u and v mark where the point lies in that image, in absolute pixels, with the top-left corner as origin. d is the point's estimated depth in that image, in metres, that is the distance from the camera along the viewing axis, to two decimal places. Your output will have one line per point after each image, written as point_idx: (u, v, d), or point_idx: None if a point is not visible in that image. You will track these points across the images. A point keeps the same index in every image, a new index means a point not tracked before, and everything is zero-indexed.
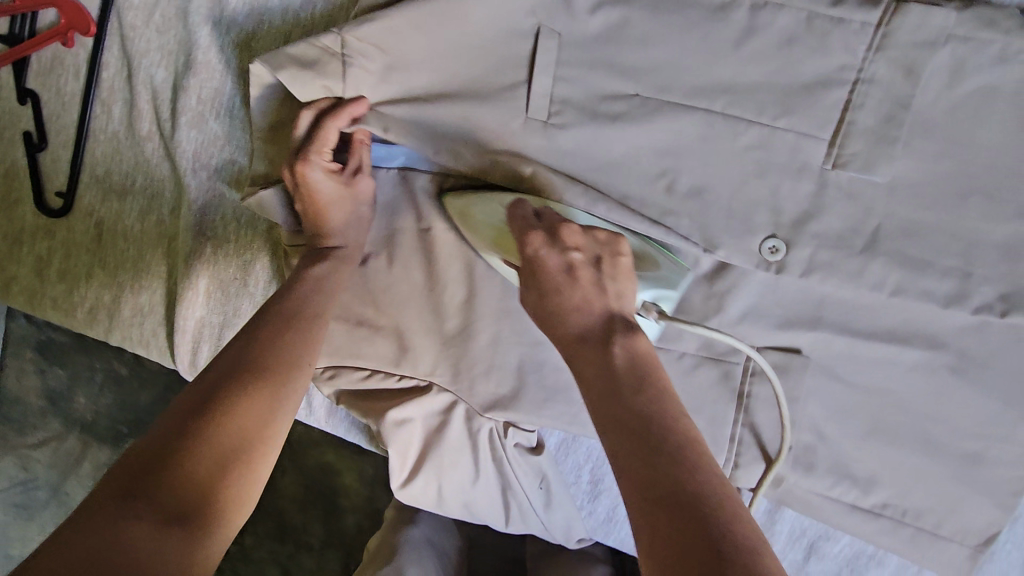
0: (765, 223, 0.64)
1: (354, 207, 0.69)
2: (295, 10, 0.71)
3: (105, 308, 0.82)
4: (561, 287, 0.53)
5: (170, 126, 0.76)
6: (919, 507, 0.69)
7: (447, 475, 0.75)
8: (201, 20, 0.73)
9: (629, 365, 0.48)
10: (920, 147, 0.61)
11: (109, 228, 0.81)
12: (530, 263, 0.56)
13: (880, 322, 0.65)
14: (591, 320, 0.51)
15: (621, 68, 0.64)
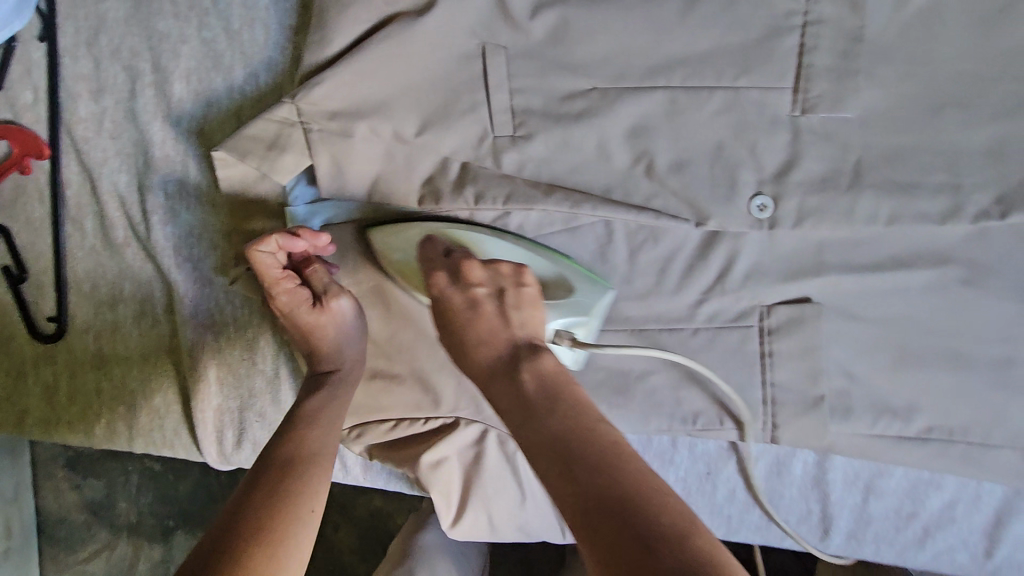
0: (749, 182, 0.64)
1: (333, 330, 0.69)
2: (240, 87, 0.72)
3: (122, 419, 0.82)
4: (458, 310, 0.58)
5: (143, 226, 0.76)
6: (965, 423, 0.67)
7: (494, 503, 0.75)
8: (153, 118, 0.74)
9: (539, 390, 0.50)
10: (882, 74, 0.61)
11: (108, 339, 0.80)
12: (438, 304, 0.59)
13: (882, 252, 0.65)
14: (490, 324, 0.55)
15: (573, 67, 0.64)
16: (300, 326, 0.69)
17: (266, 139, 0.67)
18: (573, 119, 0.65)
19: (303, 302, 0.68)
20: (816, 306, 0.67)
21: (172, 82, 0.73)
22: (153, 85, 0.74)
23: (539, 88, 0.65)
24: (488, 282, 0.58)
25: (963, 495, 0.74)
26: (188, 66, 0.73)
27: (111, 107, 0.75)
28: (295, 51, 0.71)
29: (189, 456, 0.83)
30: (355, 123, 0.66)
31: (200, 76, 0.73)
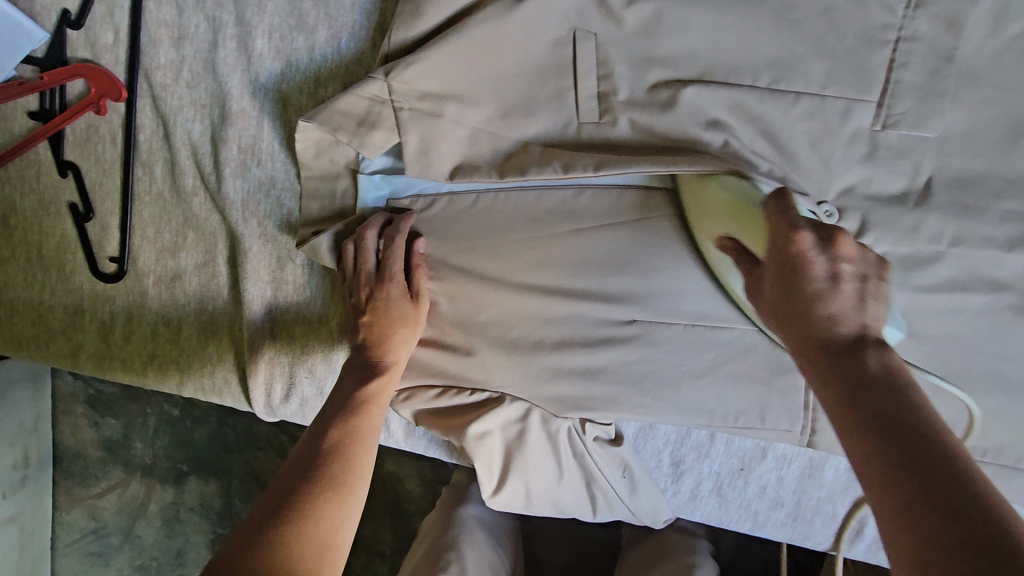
0: (819, 191, 0.65)
1: (415, 330, 0.72)
2: (323, 48, 0.73)
3: (176, 362, 0.84)
4: (823, 292, 0.46)
5: (213, 178, 0.77)
6: (999, 444, 0.70)
7: (534, 476, 0.78)
8: (232, 71, 0.75)
9: (891, 375, 0.42)
10: (968, 97, 0.62)
11: (168, 285, 0.82)
12: (790, 266, 0.48)
13: (943, 272, 0.65)
14: (853, 326, 0.45)
15: (661, 60, 0.65)
16: (381, 319, 0.72)
17: (355, 115, 0.69)
18: (654, 113, 0.65)
19: (395, 300, 0.71)
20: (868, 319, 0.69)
21: (254, 36, 0.74)
22: (234, 38, 0.74)
23: (624, 79, 0.66)
24: (848, 263, 0.47)
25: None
26: (271, 23, 0.73)
27: (192, 56, 0.76)
28: (380, 17, 0.71)
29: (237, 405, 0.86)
30: (445, 104, 0.67)
31: (282, 34, 0.73)
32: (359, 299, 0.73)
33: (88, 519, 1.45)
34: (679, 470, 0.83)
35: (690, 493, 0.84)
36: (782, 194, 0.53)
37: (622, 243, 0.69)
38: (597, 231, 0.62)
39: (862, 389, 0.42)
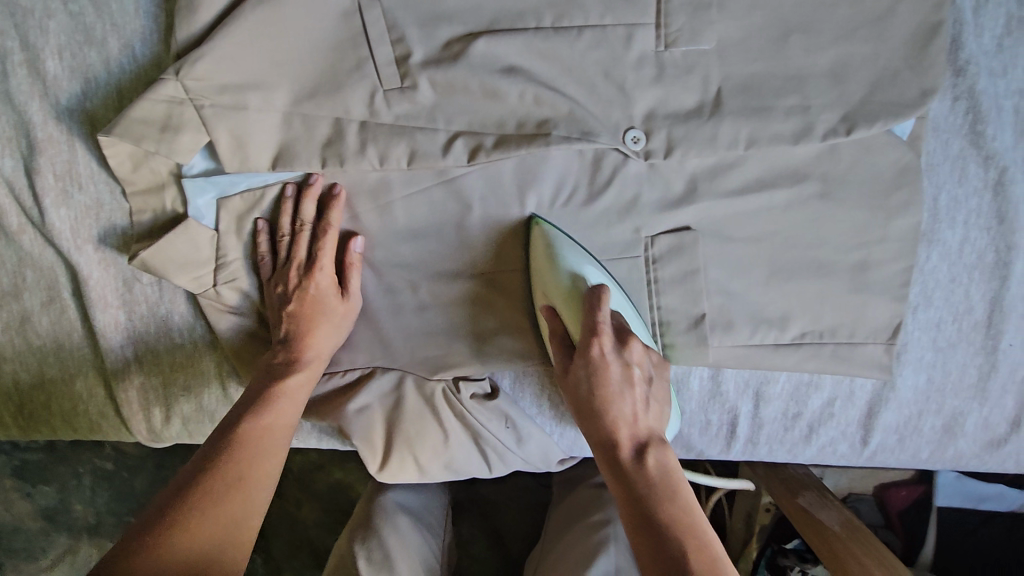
0: (621, 116, 0.70)
1: (337, 323, 0.78)
2: (114, 58, 0.73)
3: (43, 406, 0.86)
4: (616, 396, 0.64)
5: (48, 209, 0.77)
6: (831, 324, 0.78)
7: (420, 445, 0.82)
8: (27, 97, 0.74)
9: (661, 475, 0.63)
10: (732, 7, 0.69)
11: (36, 329, 0.83)
12: (595, 364, 0.65)
13: (749, 175, 0.74)
14: (639, 433, 0.65)
15: (449, 18, 0.70)
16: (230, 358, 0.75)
17: (158, 120, 0.70)
18: (457, 69, 0.69)
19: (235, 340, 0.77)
20: (686, 235, 0.76)
21: (55, 55, 0.73)
22: (33, 60, 0.73)
23: (426, 44, 0.70)
24: (637, 362, 0.66)
25: (827, 388, 0.89)
26: (57, 42, 0.73)
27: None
28: (165, 19, 0.73)
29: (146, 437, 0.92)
30: (247, 95, 0.70)
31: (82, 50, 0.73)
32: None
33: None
34: (558, 411, 0.89)
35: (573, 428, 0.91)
36: (598, 289, 0.67)
37: (451, 209, 0.77)
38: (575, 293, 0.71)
39: (653, 504, 0.62)
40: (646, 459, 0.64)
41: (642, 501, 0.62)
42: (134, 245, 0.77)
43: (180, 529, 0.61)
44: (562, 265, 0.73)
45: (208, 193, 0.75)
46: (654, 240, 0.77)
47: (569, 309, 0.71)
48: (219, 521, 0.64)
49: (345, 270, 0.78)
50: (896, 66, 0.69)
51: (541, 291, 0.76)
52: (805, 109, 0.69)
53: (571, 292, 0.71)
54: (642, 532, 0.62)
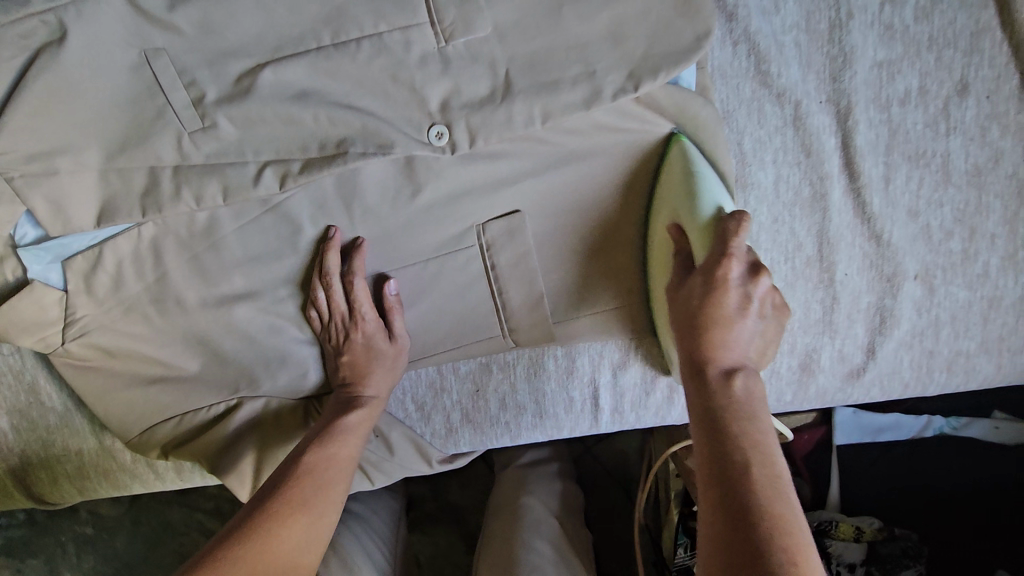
0: (767, 142, 0.73)
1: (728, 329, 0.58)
2: None
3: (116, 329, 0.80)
4: (725, 321, 0.55)
5: (189, 101, 0.74)
6: (933, 378, 0.78)
7: (482, 402, 0.85)
8: (164, 5, 0.70)
9: None
10: (893, 55, 0.70)
11: (135, 227, 0.78)
12: (717, 283, 0.56)
13: (893, 217, 0.73)
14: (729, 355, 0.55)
15: (621, 13, 0.71)
16: (364, 348, 0.78)
17: (324, 58, 0.73)
18: (644, 46, 0.71)
19: (376, 333, 0.79)
20: (828, 257, 0.75)
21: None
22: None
23: (617, 16, 0.71)
24: (759, 299, 0.56)
25: (889, 422, 0.92)
26: None
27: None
28: None
29: (214, 401, 0.83)
30: (413, 52, 0.73)
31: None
32: (337, 338, 0.80)
33: (84, 525, 1.20)
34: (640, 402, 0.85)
35: (651, 422, 0.87)
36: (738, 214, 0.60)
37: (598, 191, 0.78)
38: (705, 229, 0.63)
39: (732, 414, 0.52)
40: (735, 380, 0.54)
41: (718, 411, 0.53)
42: (262, 167, 0.76)
43: (313, 488, 0.66)
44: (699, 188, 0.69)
45: (357, 124, 0.74)
46: (797, 261, 0.75)
47: (700, 245, 0.63)
48: (341, 487, 0.69)
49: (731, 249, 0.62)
50: None
51: (673, 214, 0.71)
52: (942, 162, 0.72)
53: (706, 229, 0.64)
54: (710, 454, 0.51)
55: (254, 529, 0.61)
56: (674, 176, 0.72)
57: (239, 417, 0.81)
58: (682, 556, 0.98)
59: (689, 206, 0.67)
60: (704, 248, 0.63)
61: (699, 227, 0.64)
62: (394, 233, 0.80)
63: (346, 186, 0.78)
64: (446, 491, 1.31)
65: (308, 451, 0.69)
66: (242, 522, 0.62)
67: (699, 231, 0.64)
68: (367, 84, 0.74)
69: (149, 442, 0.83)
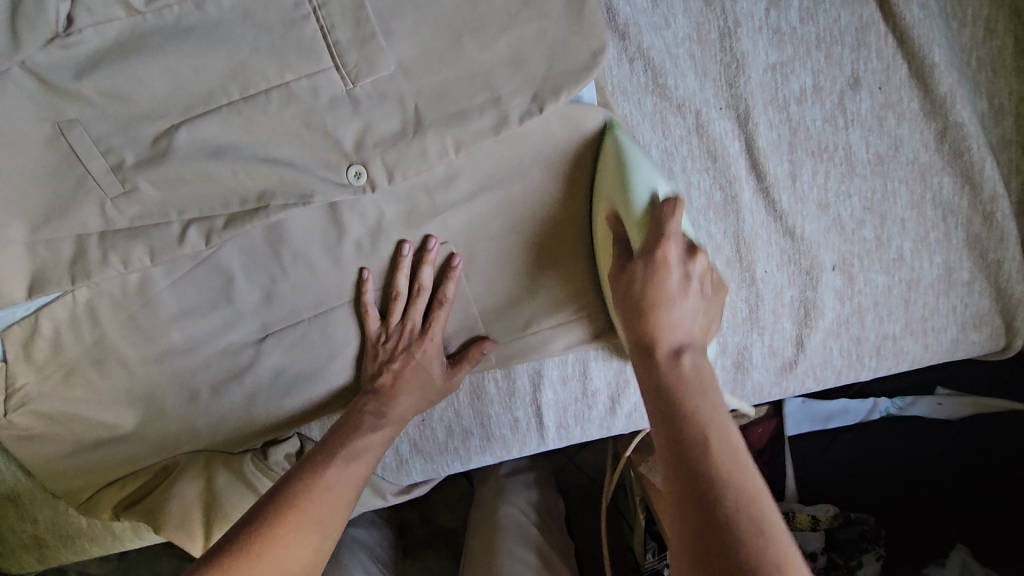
0: (676, 152, 0.75)
1: (684, 321, 0.58)
2: (171, 47, 0.71)
3: (59, 396, 0.81)
4: (671, 301, 0.57)
5: (107, 168, 0.75)
6: (862, 364, 0.79)
7: (428, 433, 0.85)
8: (69, 78, 0.71)
9: None
10: (785, 58, 0.72)
11: (69, 293, 0.79)
12: (655, 265, 0.58)
13: (803, 212, 0.75)
14: (684, 339, 0.57)
15: (522, 39, 0.72)
16: (418, 366, 0.78)
17: (234, 114, 0.74)
18: (544, 68, 0.72)
19: (433, 359, 0.79)
20: (747, 257, 0.76)
21: (124, 5, 0.70)
22: (98, 8, 0.70)
23: (515, 43, 0.72)
24: (698, 274, 0.59)
25: (837, 408, 0.94)
26: (112, 26, 0.71)
27: (50, 30, 0.69)
28: (228, 12, 0.72)
29: (158, 459, 0.84)
30: (320, 97, 0.74)
31: (154, 4, 0.71)
32: (394, 346, 0.79)
33: None
34: (583, 413, 0.87)
35: (598, 429, 0.88)
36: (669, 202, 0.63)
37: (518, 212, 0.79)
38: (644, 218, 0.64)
39: (685, 400, 0.53)
40: (683, 360, 0.56)
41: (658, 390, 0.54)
42: (187, 225, 0.77)
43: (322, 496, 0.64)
44: (630, 171, 0.69)
45: (275, 177, 0.75)
46: (717, 262, 0.77)
47: (636, 232, 0.64)
48: (348, 500, 0.67)
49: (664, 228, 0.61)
50: (932, 118, 0.73)
51: (606, 202, 0.72)
52: (846, 155, 0.74)
53: (642, 213, 0.65)
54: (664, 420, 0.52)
55: (255, 540, 0.57)
56: (610, 172, 0.71)
57: (187, 471, 0.82)
58: (653, 561, 0.99)
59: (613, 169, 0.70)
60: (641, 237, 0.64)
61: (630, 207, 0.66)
62: (325, 274, 0.82)
63: (274, 236, 0.79)
64: (434, 513, 1.29)
65: (329, 464, 0.68)
66: (241, 531, 0.58)
67: (636, 220, 0.65)
68: (279, 132, 0.75)
69: (99, 505, 0.83)
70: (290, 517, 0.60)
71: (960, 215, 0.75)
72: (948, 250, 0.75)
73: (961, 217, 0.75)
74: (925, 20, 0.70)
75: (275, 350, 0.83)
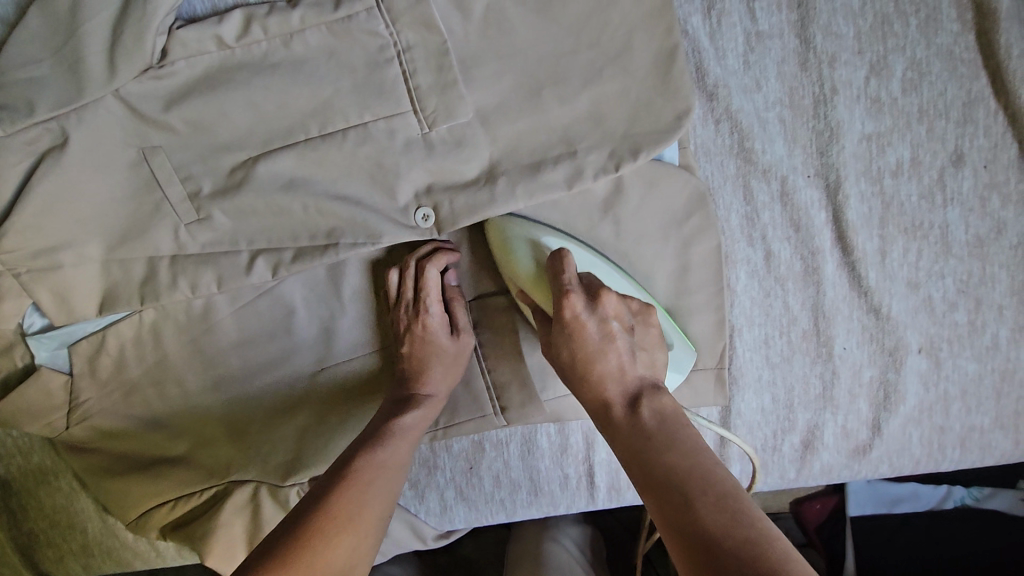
0: (756, 218, 0.72)
1: (621, 359, 0.62)
2: (257, 83, 0.72)
3: (119, 411, 0.82)
4: (597, 355, 0.62)
5: (185, 195, 0.76)
6: (943, 454, 0.74)
7: (476, 481, 0.83)
8: (158, 107, 0.73)
9: None
10: (882, 129, 0.69)
11: (136, 313, 0.80)
12: (569, 325, 0.62)
13: (891, 291, 0.71)
14: (629, 388, 0.61)
15: (606, 93, 0.70)
16: (422, 341, 0.75)
17: (311, 150, 0.74)
18: (624, 125, 0.70)
19: (438, 327, 0.75)
20: (825, 332, 0.72)
21: (216, 39, 0.71)
22: (192, 42, 0.71)
23: (599, 97, 0.70)
24: (613, 317, 0.63)
25: (907, 493, 0.89)
26: (203, 59, 0.72)
27: (145, 61, 0.70)
28: (315, 51, 0.72)
29: (207, 484, 0.82)
30: (396, 138, 0.73)
31: (245, 40, 0.72)
32: (400, 327, 0.76)
33: None
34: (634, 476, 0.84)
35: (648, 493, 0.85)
36: (559, 256, 0.65)
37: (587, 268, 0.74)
38: (539, 271, 0.69)
39: (657, 446, 0.56)
40: (640, 412, 0.59)
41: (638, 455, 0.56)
42: (254, 256, 0.77)
43: (356, 502, 0.61)
44: (516, 251, 0.71)
45: (345, 216, 0.75)
46: (792, 335, 0.73)
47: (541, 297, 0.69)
48: (387, 501, 0.64)
49: (564, 298, 0.62)
50: None
51: (512, 284, 0.74)
52: (943, 234, 0.69)
53: (534, 273, 0.70)
54: (654, 490, 0.53)
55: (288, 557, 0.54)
56: (503, 249, 0.72)
57: (232, 498, 0.80)
58: None
59: (522, 254, 0.71)
60: (546, 297, 0.69)
61: (530, 274, 0.70)
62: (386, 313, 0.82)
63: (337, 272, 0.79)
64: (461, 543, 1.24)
65: (358, 457, 0.66)
66: (280, 542, 0.56)
67: (533, 270, 0.70)
68: (353, 170, 0.75)
69: (146, 525, 0.83)
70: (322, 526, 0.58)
71: None
72: None
73: None
74: None
75: (328, 385, 0.83)
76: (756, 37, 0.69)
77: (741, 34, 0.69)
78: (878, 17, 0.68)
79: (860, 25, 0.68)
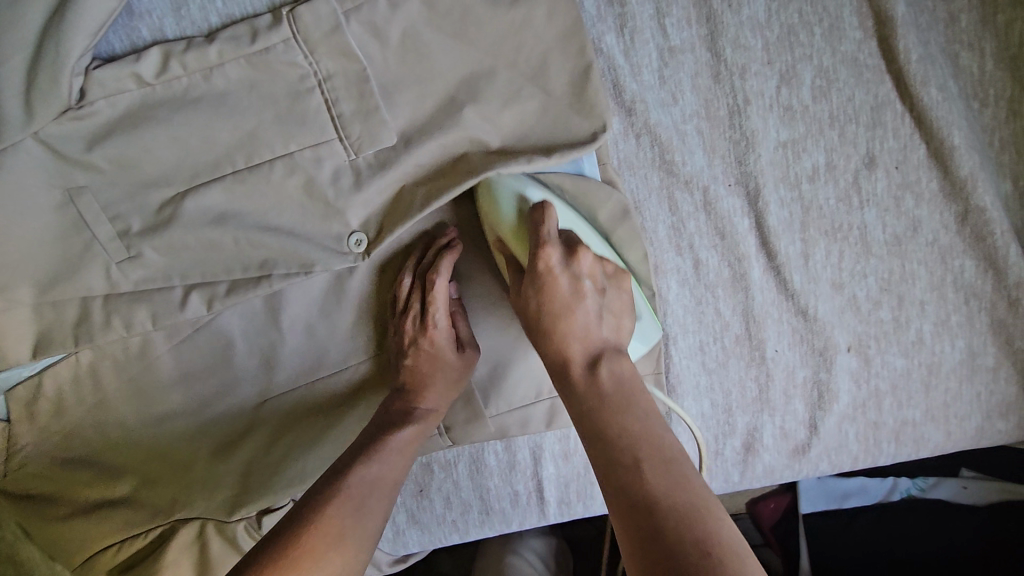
0: (682, 228, 0.73)
1: (589, 315, 0.63)
2: (179, 119, 0.72)
3: (62, 453, 0.81)
4: (565, 309, 0.63)
5: (114, 234, 0.75)
6: (879, 448, 0.76)
7: (427, 503, 0.83)
8: (80, 147, 0.72)
9: None
10: (796, 136, 0.70)
11: (72, 355, 0.79)
12: (543, 276, 0.63)
13: (817, 292, 0.72)
14: (591, 346, 0.63)
15: (527, 114, 0.71)
16: (429, 357, 0.74)
17: (238, 183, 0.74)
18: (546, 144, 0.71)
19: (446, 344, 0.75)
20: (757, 335, 0.73)
21: (135, 77, 0.71)
22: (110, 81, 0.71)
23: (520, 117, 0.71)
24: (585, 275, 0.64)
25: (855, 487, 0.92)
26: (123, 98, 0.72)
27: (62, 102, 0.69)
28: (235, 84, 0.72)
29: (152, 525, 0.80)
30: (323, 167, 0.73)
31: (164, 76, 0.71)
32: (404, 341, 0.76)
33: None
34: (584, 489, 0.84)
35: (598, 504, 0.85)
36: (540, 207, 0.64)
37: None
38: (518, 226, 0.67)
39: (602, 407, 0.58)
40: (599, 370, 0.61)
41: (593, 439, 0.57)
42: (189, 290, 0.77)
43: (349, 514, 0.61)
44: (502, 201, 0.69)
45: (278, 246, 0.75)
46: (726, 340, 0.74)
47: (517, 245, 0.67)
48: (378, 517, 0.64)
49: (540, 232, 0.63)
50: (949, 199, 0.71)
51: (490, 231, 0.72)
52: (861, 234, 0.71)
53: (516, 221, 0.67)
54: (608, 471, 0.55)
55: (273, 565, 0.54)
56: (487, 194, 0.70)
57: (180, 535, 0.80)
58: None
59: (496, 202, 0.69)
60: (525, 250, 0.67)
61: (511, 229, 0.68)
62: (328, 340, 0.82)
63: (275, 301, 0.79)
64: None
65: (354, 471, 0.66)
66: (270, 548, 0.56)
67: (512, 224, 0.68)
68: (282, 200, 0.74)
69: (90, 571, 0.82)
70: (312, 537, 0.58)
71: (983, 299, 0.72)
72: (970, 334, 0.73)
73: (982, 300, 0.72)
74: (940, 102, 0.69)
75: (274, 416, 0.82)
76: (669, 52, 0.71)
77: (655, 50, 0.71)
78: (785, 28, 0.69)
79: (768, 36, 0.69)
